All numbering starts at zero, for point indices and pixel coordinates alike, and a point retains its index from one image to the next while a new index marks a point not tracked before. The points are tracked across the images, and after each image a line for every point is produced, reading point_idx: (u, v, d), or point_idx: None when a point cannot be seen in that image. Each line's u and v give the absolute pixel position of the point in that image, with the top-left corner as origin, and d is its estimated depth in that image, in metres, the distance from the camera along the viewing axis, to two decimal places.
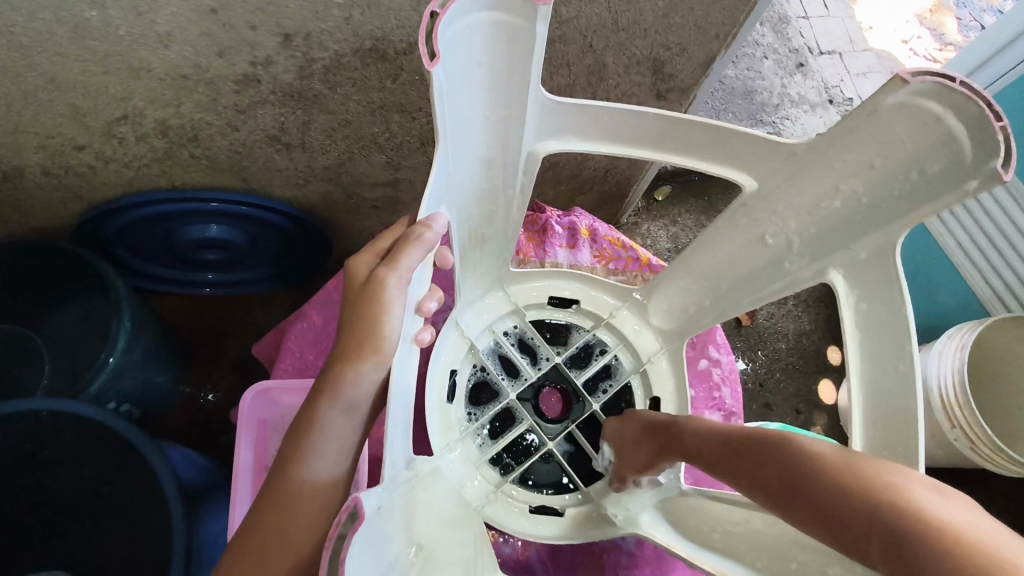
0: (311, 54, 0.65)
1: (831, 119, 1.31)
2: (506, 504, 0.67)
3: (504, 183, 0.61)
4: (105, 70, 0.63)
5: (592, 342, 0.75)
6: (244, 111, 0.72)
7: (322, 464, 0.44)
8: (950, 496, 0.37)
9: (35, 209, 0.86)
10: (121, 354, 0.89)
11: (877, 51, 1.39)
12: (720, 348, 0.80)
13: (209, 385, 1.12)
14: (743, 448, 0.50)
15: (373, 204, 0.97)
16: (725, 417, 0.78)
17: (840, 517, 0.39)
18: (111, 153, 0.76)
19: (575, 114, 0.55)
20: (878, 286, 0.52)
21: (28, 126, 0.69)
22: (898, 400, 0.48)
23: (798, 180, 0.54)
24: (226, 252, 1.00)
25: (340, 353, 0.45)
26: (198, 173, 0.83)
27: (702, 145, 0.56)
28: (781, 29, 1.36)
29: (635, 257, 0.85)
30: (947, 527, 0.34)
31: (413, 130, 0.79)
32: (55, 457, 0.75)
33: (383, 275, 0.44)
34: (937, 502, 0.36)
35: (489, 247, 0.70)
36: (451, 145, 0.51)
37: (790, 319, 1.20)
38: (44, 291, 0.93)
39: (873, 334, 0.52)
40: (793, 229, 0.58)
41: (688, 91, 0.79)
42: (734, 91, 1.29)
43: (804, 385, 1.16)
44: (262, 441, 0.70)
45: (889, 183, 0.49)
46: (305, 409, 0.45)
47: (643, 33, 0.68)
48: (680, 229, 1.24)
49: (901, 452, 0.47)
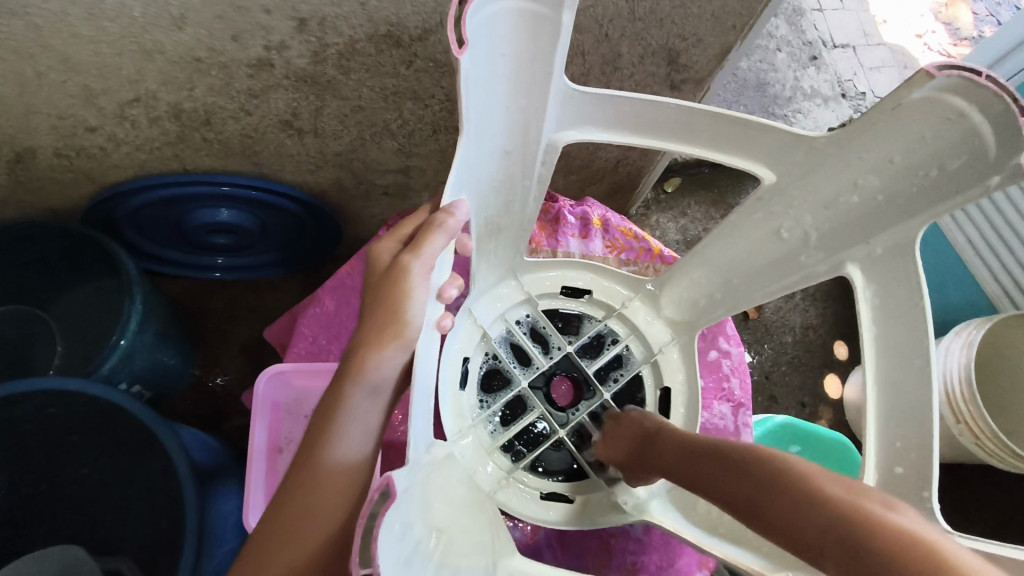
0: (325, 39, 0.64)
1: (843, 113, 1.30)
2: (518, 490, 0.68)
3: (522, 173, 0.62)
4: (119, 52, 0.63)
5: (603, 331, 0.76)
6: (258, 95, 0.72)
7: (348, 446, 0.45)
8: (904, 510, 0.39)
9: (47, 190, 0.86)
10: (132, 336, 0.89)
11: (891, 46, 1.38)
12: (730, 340, 0.80)
13: (217, 369, 1.12)
14: (725, 460, 0.51)
15: (384, 191, 0.97)
16: (734, 408, 0.78)
17: (800, 529, 0.41)
18: (123, 135, 0.76)
19: (596, 103, 0.55)
20: (896, 280, 0.52)
21: (42, 107, 0.70)
22: (914, 394, 0.49)
23: (815, 174, 0.54)
24: (235, 236, 1.00)
25: (363, 338, 0.45)
26: (210, 156, 0.83)
27: (721, 136, 0.55)
28: (795, 22, 1.35)
29: (647, 248, 0.84)
30: (891, 536, 0.36)
31: (426, 117, 0.79)
32: (64, 436, 0.75)
33: (407, 261, 0.45)
34: (893, 516, 0.38)
35: (504, 237, 0.70)
36: (473, 133, 0.51)
37: (797, 313, 1.20)
38: (56, 274, 0.93)
39: (888, 327, 0.52)
40: (810, 222, 0.58)
41: (703, 82, 0.79)
42: (746, 84, 1.28)
43: (809, 379, 1.17)
44: (276, 422, 0.71)
45: (908, 179, 0.49)
46: (330, 392, 0.46)
47: (659, 22, 0.67)
48: (690, 221, 1.23)
49: (915, 445, 0.47)
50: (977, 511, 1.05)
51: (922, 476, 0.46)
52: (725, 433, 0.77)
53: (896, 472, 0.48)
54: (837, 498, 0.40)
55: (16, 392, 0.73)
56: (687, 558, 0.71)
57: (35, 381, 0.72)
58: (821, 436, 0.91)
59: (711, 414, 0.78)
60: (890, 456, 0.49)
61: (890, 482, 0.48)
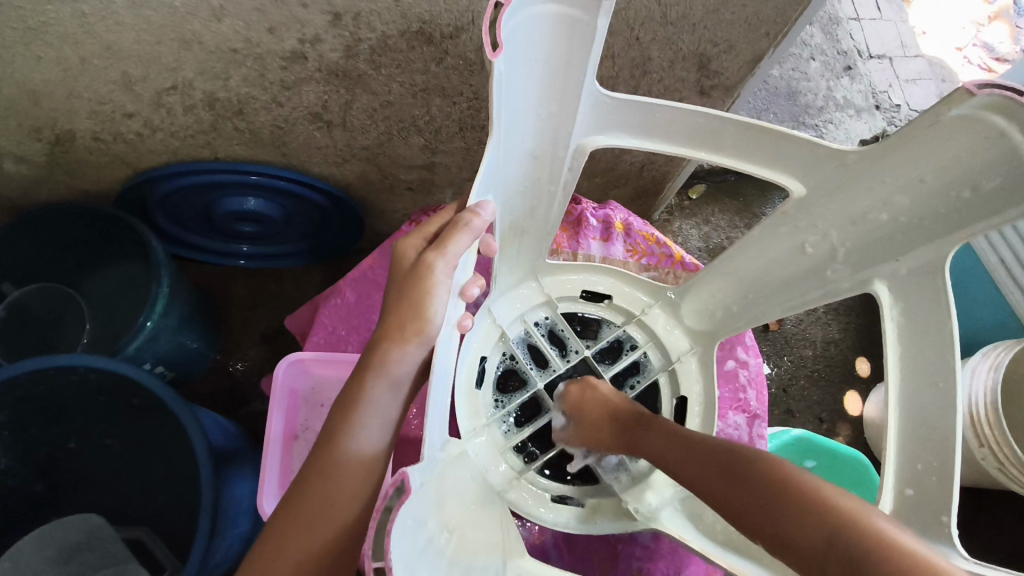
0: (359, 34, 0.65)
1: (877, 125, 1.28)
2: (529, 490, 0.68)
3: (549, 177, 0.62)
4: (159, 41, 0.65)
5: (622, 337, 0.76)
6: (290, 87, 0.73)
7: (367, 437, 0.46)
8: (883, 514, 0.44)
9: (83, 172, 0.88)
10: (158, 319, 0.90)
11: (928, 58, 1.36)
12: (748, 350, 0.80)
13: (238, 354, 1.14)
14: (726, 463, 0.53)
15: (408, 186, 0.98)
16: (749, 419, 0.78)
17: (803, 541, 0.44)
18: (159, 122, 0.78)
19: (626, 109, 0.55)
20: (924, 300, 0.51)
21: (82, 92, 0.72)
22: (936, 417, 0.48)
23: (844, 191, 0.54)
24: (261, 225, 1.02)
25: (385, 332, 0.46)
26: (241, 145, 0.84)
27: (752, 148, 0.55)
28: (830, 30, 1.33)
29: (668, 254, 0.84)
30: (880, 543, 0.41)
31: (453, 114, 0.79)
32: (85, 408, 0.77)
33: (430, 260, 0.45)
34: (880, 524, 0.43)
35: (528, 240, 0.70)
36: (504, 134, 0.51)
37: (819, 327, 1.19)
38: (89, 253, 0.96)
39: (914, 349, 0.51)
40: (836, 239, 0.57)
41: (732, 89, 0.79)
42: (777, 92, 1.27)
43: (828, 394, 1.15)
44: (293, 410, 0.72)
45: (937, 200, 0.48)
46: (351, 383, 0.47)
47: (691, 28, 0.67)
48: (713, 228, 1.22)
49: (936, 467, 0.46)
50: (997, 537, 1.02)
51: (941, 500, 0.45)
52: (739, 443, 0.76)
53: (907, 495, 0.48)
54: (834, 512, 0.44)
55: (18, 373, 0.70)
56: (695, 567, 0.71)
57: (23, 363, 0.70)
58: (835, 452, 0.91)
59: (726, 424, 0.77)
60: (907, 477, 0.48)
61: (901, 505, 0.48)
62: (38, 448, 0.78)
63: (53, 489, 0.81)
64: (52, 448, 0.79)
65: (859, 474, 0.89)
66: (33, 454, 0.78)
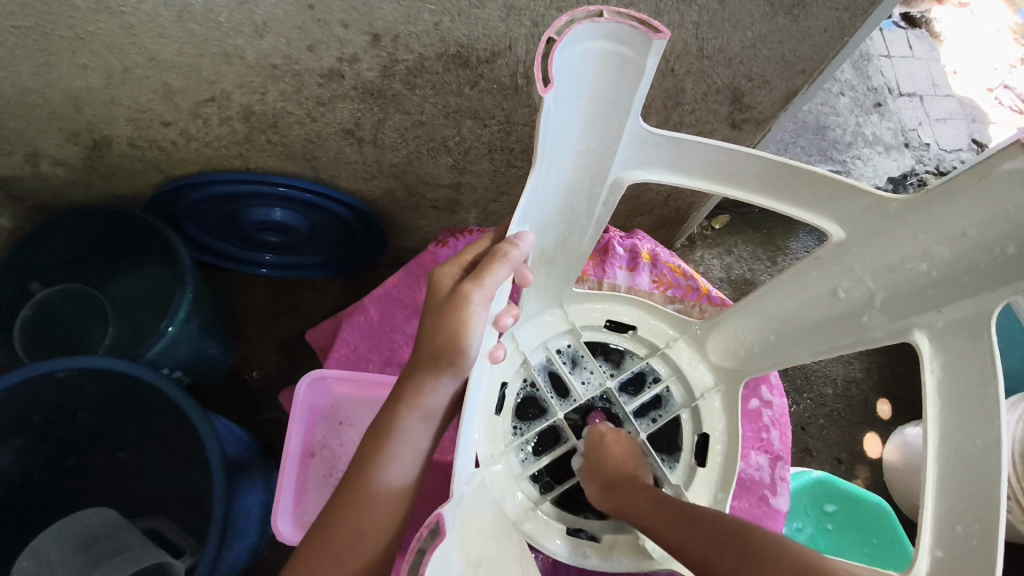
0: (396, 56, 0.66)
1: (906, 163, 1.27)
2: (546, 523, 0.67)
3: (584, 209, 0.62)
4: (201, 53, 0.66)
5: (645, 369, 0.75)
6: (325, 103, 0.74)
7: (396, 469, 0.46)
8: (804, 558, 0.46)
9: (115, 176, 0.89)
10: (180, 325, 0.91)
11: (960, 98, 1.35)
12: (772, 390, 0.79)
13: (255, 362, 1.14)
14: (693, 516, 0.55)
15: (433, 205, 0.99)
16: (772, 460, 0.76)
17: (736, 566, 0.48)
18: (194, 132, 0.79)
19: (663, 145, 0.54)
20: (965, 355, 0.50)
21: (122, 99, 0.73)
22: (976, 476, 0.46)
23: (884, 238, 0.53)
24: (285, 236, 1.02)
25: (419, 361, 0.46)
26: (272, 157, 0.85)
27: (790, 188, 0.54)
28: (861, 66, 1.32)
29: (694, 287, 0.83)
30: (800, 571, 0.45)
31: (483, 136, 0.79)
32: (95, 412, 0.77)
33: (467, 291, 0.45)
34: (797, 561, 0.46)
35: (556, 269, 0.70)
36: (545, 165, 0.51)
37: (840, 365, 1.17)
38: (119, 256, 0.98)
39: (954, 404, 0.50)
40: (871, 284, 0.56)
41: (764, 124, 0.78)
42: (806, 126, 1.26)
43: (848, 434, 1.13)
44: (311, 427, 0.72)
45: (980, 254, 0.47)
46: (383, 413, 0.47)
47: (727, 61, 0.67)
48: (736, 259, 1.21)
49: (977, 530, 0.45)
50: None
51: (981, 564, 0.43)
52: (761, 484, 0.75)
53: (936, 555, 0.47)
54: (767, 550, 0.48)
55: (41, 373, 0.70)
56: None
57: (52, 362, 0.70)
58: (862, 500, 0.89)
59: (748, 464, 0.76)
60: (944, 537, 0.47)
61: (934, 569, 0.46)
62: (53, 450, 0.79)
63: (65, 489, 0.81)
64: (65, 449, 0.80)
65: (883, 525, 0.87)
66: (47, 455, 0.79)
